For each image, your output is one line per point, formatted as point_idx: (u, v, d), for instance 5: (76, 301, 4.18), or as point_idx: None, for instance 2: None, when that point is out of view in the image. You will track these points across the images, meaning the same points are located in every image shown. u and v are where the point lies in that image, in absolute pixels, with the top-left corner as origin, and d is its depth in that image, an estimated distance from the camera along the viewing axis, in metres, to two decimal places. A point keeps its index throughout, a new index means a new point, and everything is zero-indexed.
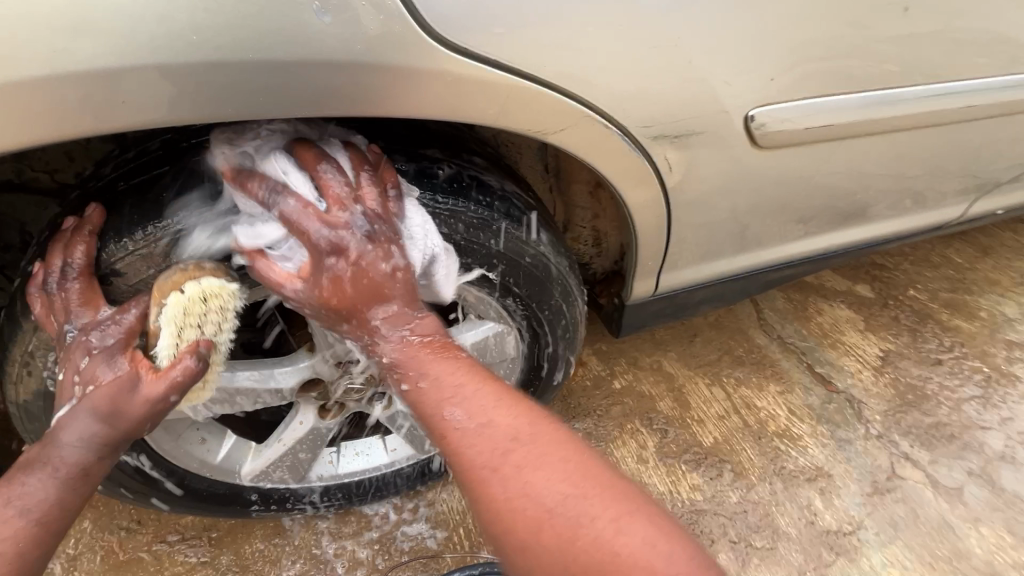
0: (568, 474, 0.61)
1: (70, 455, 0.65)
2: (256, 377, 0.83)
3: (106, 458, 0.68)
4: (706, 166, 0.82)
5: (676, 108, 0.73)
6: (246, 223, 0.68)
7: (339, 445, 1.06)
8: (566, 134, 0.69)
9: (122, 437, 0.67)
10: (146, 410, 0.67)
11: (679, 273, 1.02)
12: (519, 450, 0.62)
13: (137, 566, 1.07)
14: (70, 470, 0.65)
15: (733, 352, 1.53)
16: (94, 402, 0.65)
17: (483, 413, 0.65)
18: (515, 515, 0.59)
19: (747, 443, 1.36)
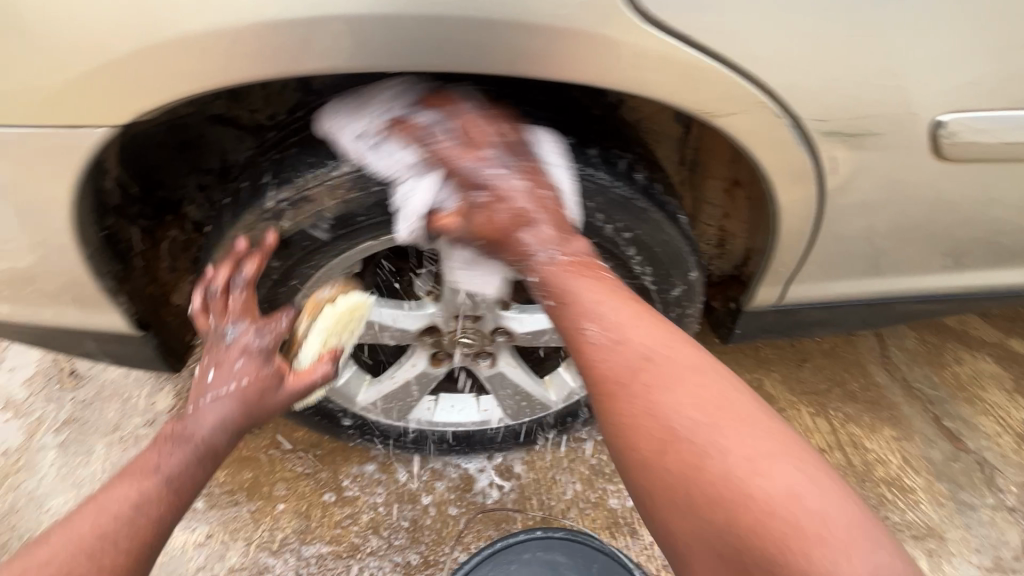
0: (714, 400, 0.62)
1: (205, 435, 0.71)
2: (386, 314, 0.90)
3: (234, 443, 0.75)
4: (873, 173, 0.76)
5: (855, 104, 0.69)
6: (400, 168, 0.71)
7: (437, 396, 1.14)
8: (735, 119, 0.68)
9: (254, 422, 0.75)
10: (281, 403, 0.76)
11: (812, 287, 0.96)
12: (663, 381, 0.63)
13: (255, 463, 1.23)
14: (199, 446, 0.71)
15: (846, 386, 1.41)
16: (233, 398, 0.72)
17: (606, 330, 0.66)
18: (660, 439, 0.61)
19: (848, 483, 1.26)
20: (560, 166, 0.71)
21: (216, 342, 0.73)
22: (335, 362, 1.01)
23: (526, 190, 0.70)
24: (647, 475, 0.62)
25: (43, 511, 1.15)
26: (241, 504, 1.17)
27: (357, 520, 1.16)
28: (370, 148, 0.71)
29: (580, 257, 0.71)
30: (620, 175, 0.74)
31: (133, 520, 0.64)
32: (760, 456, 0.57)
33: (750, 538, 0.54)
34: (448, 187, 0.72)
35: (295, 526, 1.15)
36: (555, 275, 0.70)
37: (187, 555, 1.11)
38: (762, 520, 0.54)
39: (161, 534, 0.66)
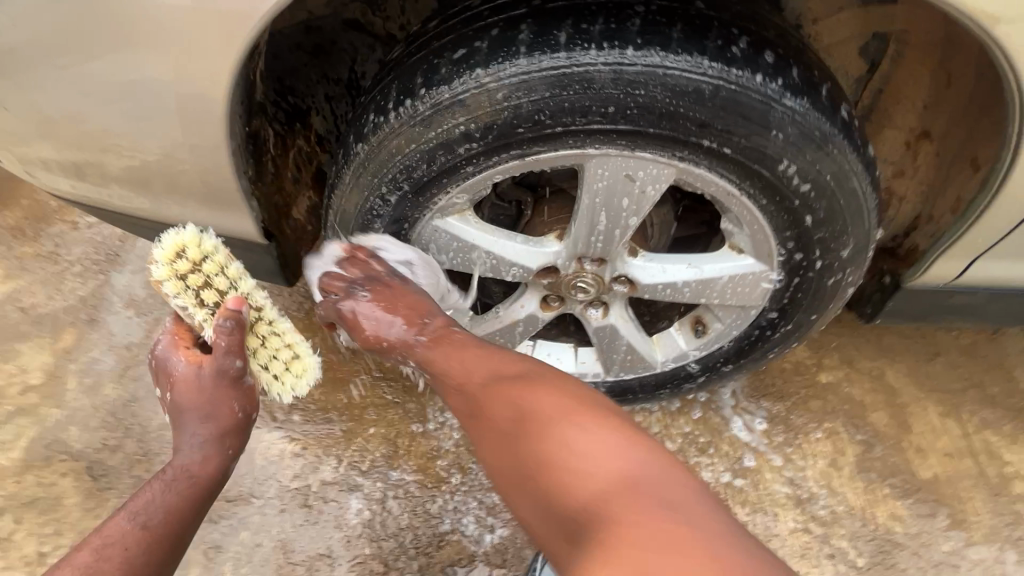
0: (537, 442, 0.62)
1: (184, 459, 0.72)
2: (503, 246, 0.82)
3: (212, 461, 0.73)
4: None
5: None
6: (560, 79, 0.57)
7: (535, 342, 1.06)
8: (1015, 28, 0.56)
9: (217, 430, 0.75)
10: (232, 389, 0.76)
11: (1000, 264, 0.82)
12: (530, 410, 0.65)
13: (346, 386, 1.24)
14: (175, 472, 0.71)
15: (987, 389, 1.24)
16: (183, 403, 0.75)
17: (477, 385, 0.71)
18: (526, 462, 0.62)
19: (979, 494, 1.11)
20: (757, 87, 0.58)
21: (158, 377, 0.79)
22: None
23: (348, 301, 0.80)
24: (535, 500, 0.61)
25: (158, 404, 1.23)
26: (333, 422, 1.20)
27: (442, 454, 1.15)
28: (523, 51, 0.57)
29: (443, 325, 0.79)
30: (822, 107, 0.61)
31: (111, 556, 0.61)
32: (607, 456, 0.58)
33: (592, 538, 0.53)
34: (370, 292, 0.79)
35: (383, 451, 1.16)
36: (425, 353, 0.77)
37: (283, 463, 1.15)
38: (605, 515, 0.53)
39: (157, 558, 0.64)
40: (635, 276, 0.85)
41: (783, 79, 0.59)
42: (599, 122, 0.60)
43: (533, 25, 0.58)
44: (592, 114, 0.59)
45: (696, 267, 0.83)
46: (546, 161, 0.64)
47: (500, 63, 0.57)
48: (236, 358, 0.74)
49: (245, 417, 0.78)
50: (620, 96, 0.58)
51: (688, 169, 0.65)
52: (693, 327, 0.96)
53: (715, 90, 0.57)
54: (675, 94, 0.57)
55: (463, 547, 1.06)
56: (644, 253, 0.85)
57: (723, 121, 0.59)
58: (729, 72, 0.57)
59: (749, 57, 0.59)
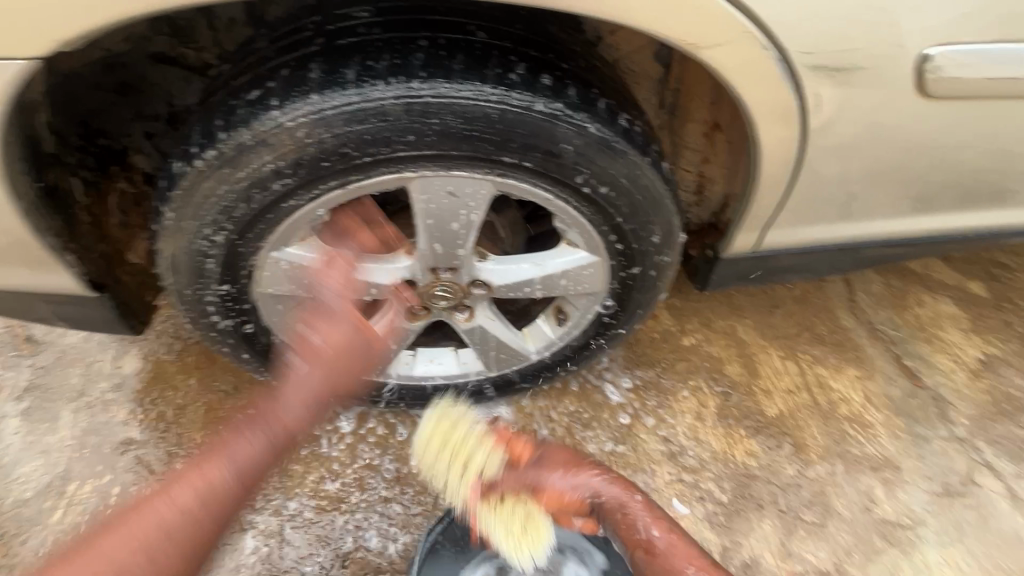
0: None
1: (266, 423, 0.83)
2: (356, 266, 0.86)
3: (286, 427, 0.83)
4: (861, 107, 0.77)
5: (843, 36, 0.70)
6: (356, 113, 0.64)
7: (416, 350, 1.11)
8: (721, 50, 0.69)
9: (311, 407, 0.84)
10: (336, 370, 0.85)
11: (784, 232, 0.99)
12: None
13: (230, 423, 1.20)
14: (252, 430, 0.82)
15: (815, 330, 1.45)
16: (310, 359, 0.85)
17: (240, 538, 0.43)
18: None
19: (814, 421, 1.31)
20: (537, 107, 0.67)
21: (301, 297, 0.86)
22: None
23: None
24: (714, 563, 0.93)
25: (10, 479, 1.12)
26: None
27: (339, 475, 1.15)
28: (313, 89, 0.63)
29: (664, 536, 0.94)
30: (601, 116, 0.70)
31: (186, 507, 0.77)
32: None
33: None
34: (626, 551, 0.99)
35: (276, 482, 1.14)
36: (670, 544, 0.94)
37: None
38: None
39: (210, 524, 0.78)
40: (488, 279, 0.90)
41: (560, 97, 0.68)
42: (403, 148, 0.67)
43: (321, 63, 0.65)
44: (393, 142, 0.67)
45: (540, 264, 0.90)
46: (366, 186, 0.70)
47: (302, 103, 0.64)
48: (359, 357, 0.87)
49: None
50: (417, 126, 0.66)
51: (502, 180, 0.73)
52: (556, 316, 1.02)
53: (498, 112, 0.66)
54: (464, 120, 0.66)
55: (368, 562, 1.07)
56: (494, 256, 0.90)
57: (512, 139, 0.68)
58: (509, 97, 0.66)
59: (528, 82, 0.67)
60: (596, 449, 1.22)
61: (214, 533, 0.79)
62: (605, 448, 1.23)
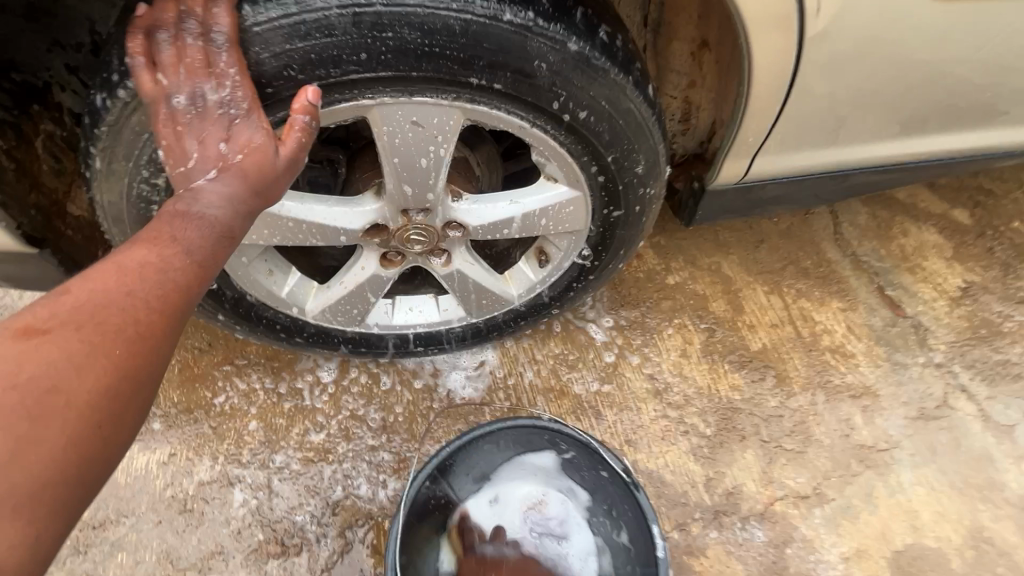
0: (200, 236, 0.57)
1: (179, 231, 0.56)
2: (322, 211, 0.82)
3: (198, 249, 0.56)
4: (860, 13, 0.71)
5: None
6: (302, 29, 0.60)
7: (395, 299, 1.07)
8: None
9: (219, 234, 0.59)
10: (239, 209, 0.60)
11: (774, 159, 0.94)
12: (171, 275, 0.54)
13: (208, 380, 1.17)
14: (164, 237, 0.55)
15: (800, 264, 1.44)
16: (210, 181, 0.58)
17: (223, 208, 0.58)
18: (154, 310, 0.52)
19: (797, 354, 1.32)
20: (506, 17, 0.61)
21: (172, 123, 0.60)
22: (274, 271, 0.93)
23: (233, 91, 0.59)
24: None
25: None
26: (201, 420, 1.14)
27: (323, 427, 1.14)
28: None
29: None
30: (577, 29, 0.64)
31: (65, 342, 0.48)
32: None
33: None
34: None
35: (260, 437, 1.13)
36: None
37: (151, 474, 1.09)
38: None
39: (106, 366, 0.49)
40: (464, 221, 0.86)
41: (531, 8, 0.62)
42: (357, 69, 0.62)
43: None
44: (344, 62, 0.61)
45: (518, 202, 0.85)
46: (318, 115, 0.66)
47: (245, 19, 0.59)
48: (255, 195, 0.60)
49: (293, 163, 0.62)
50: (369, 42, 0.61)
51: (470, 105, 0.68)
52: (537, 258, 0.99)
53: (458, 22, 0.60)
54: (422, 34, 0.61)
55: (358, 508, 1.08)
56: (469, 196, 0.85)
57: (478, 56, 0.63)
58: (473, 6, 0.60)
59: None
60: (582, 390, 1.22)
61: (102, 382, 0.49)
62: (590, 388, 1.22)
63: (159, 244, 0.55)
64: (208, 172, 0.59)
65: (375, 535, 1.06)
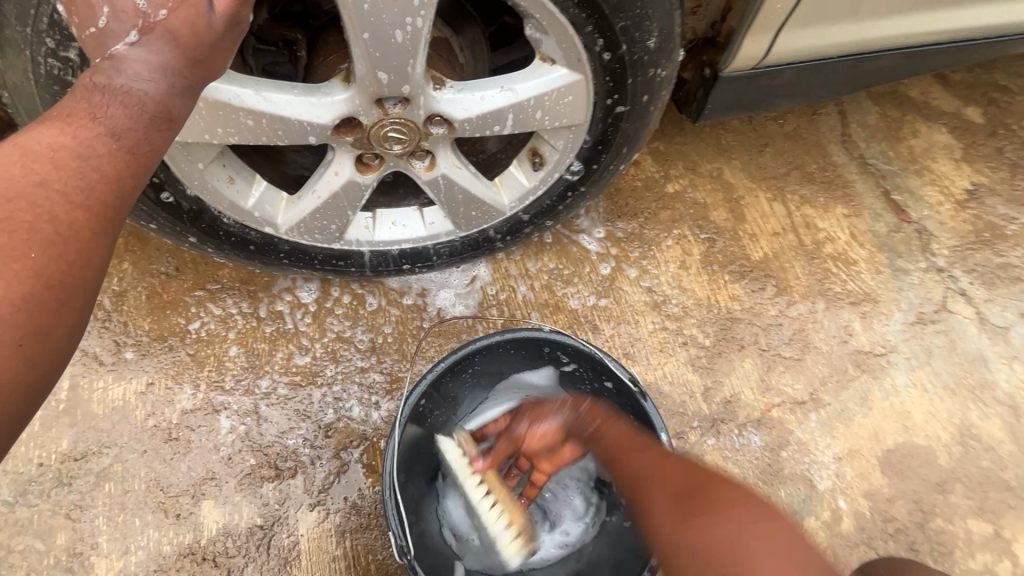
0: (124, 113, 0.47)
1: (101, 111, 0.47)
2: (285, 103, 0.70)
3: (128, 132, 0.47)
4: None
5: None
6: None
7: (376, 212, 0.98)
8: None
9: (149, 111, 0.48)
10: (172, 85, 0.49)
11: (797, 36, 0.84)
12: (94, 161, 0.46)
13: (180, 307, 1.09)
14: (83, 117, 0.46)
15: (805, 168, 1.36)
16: (129, 50, 0.48)
17: (152, 77, 0.48)
18: (71, 204, 0.44)
19: (798, 262, 1.27)
20: None
21: None
22: (236, 180, 0.83)
23: None
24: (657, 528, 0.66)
25: None
26: (177, 348, 1.07)
27: (309, 351, 1.09)
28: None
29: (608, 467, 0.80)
30: None
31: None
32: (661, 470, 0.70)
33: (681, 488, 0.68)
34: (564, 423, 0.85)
35: (242, 363, 1.07)
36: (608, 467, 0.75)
37: (130, 405, 1.04)
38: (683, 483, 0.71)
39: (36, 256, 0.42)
40: (450, 113, 0.75)
41: None
42: None
43: None
44: None
45: (511, 89, 0.74)
46: None
47: None
48: (191, 66, 0.50)
49: (233, 24, 0.52)
50: None
51: None
52: (531, 161, 0.89)
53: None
54: None
55: (352, 430, 1.05)
56: (453, 83, 0.74)
57: None
58: None
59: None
60: (578, 305, 1.17)
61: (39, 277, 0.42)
62: (587, 303, 1.18)
63: (76, 125, 0.46)
64: (128, 36, 0.48)
65: (371, 455, 1.04)
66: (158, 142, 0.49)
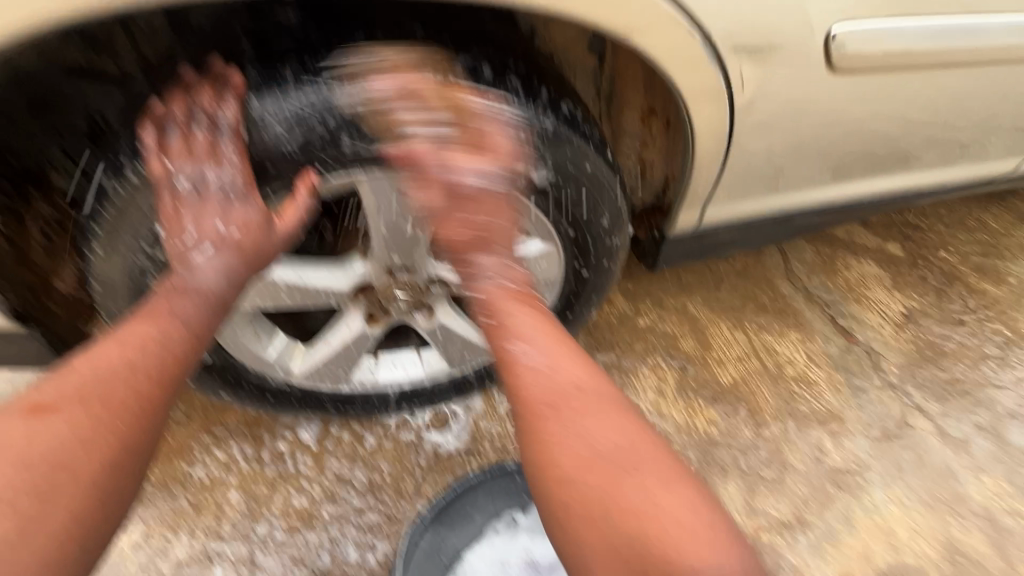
0: (195, 309, 0.69)
1: (178, 307, 0.68)
2: (312, 273, 0.86)
3: (195, 322, 0.68)
4: (777, 85, 0.81)
5: (756, 18, 0.72)
6: (299, 113, 0.68)
7: (378, 356, 1.09)
8: (648, 35, 0.70)
9: (214, 304, 0.70)
10: (231, 282, 0.72)
11: (723, 207, 1.05)
12: (170, 348, 0.66)
13: (186, 452, 1.14)
14: (164, 313, 0.68)
15: (758, 300, 1.54)
16: (209, 261, 0.70)
17: (217, 282, 0.70)
18: (150, 383, 0.64)
19: (764, 385, 1.39)
20: (480, 100, 0.72)
21: (176, 204, 0.70)
22: (260, 334, 0.95)
23: (232, 174, 0.70)
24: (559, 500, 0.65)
25: None
26: (178, 495, 1.10)
27: (308, 492, 1.12)
28: (252, 92, 0.68)
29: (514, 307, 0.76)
30: (543, 107, 0.75)
31: (90, 398, 0.60)
32: (607, 437, 0.65)
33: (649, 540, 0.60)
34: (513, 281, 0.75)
35: (241, 508, 1.10)
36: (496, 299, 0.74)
37: (125, 558, 1.04)
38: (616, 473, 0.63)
39: (127, 421, 0.61)
40: (446, 275, 0.91)
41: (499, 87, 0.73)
42: (354, 141, 0.70)
43: (265, 68, 0.69)
44: (338, 137, 0.70)
45: None
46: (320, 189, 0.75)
47: (257, 108, 0.68)
48: (247, 269, 0.72)
49: (289, 236, 0.73)
50: (358, 120, 0.69)
51: None
52: None
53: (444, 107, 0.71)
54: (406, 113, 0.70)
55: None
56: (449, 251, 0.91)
57: (458, 130, 0.72)
58: (452, 87, 0.70)
59: (467, 74, 0.73)
60: None
61: (125, 437, 0.61)
62: None
63: (159, 320, 0.67)
64: (205, 247, 0.70)
65: None
66: (215, 324, 0.71)
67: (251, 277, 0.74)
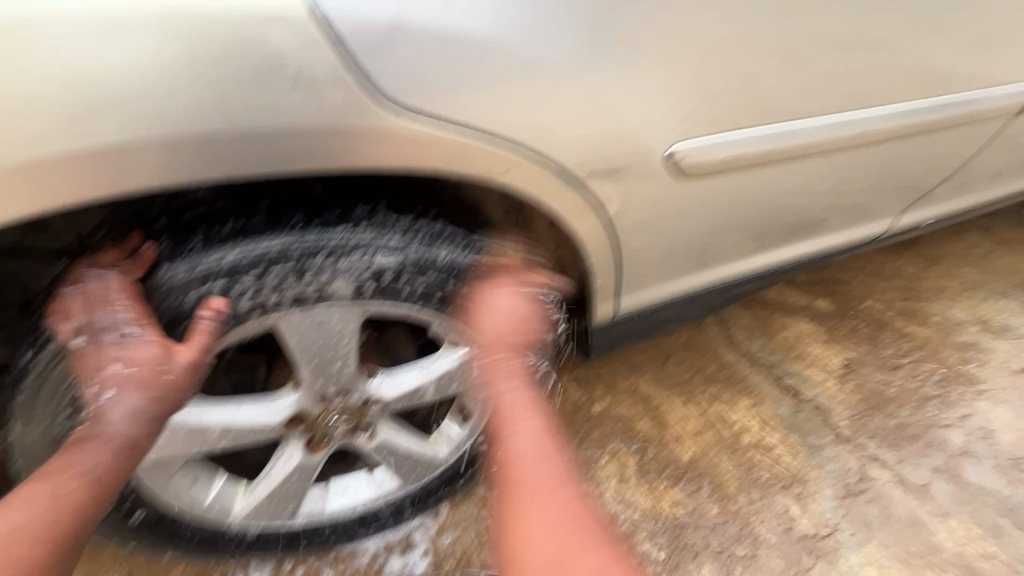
0: (93, 456, 0.74)
1: (79, 456, 0.74)
2: (247, 412, 0.88)
3: (94, 468, 0.74)
4: (642, 195, 0.92)
5: (605, 149, 0.82)
6: (209, 274, 0.73)
7: (327, 482, 1.08)
8: (510, 174, 0.77)
9: (120, 445, 0.75)
10: (139, 418, 0.75)
11: (640, 294, 1.12)
12: (65, 500, 0.72)
13: None
14: (64, 465, 0.73)
15: (706, 370, 1.58)
16: (116, 405, 0.75)
17: (123, 423, 0.75)
18: (37, 557, 0.69)
19: (724, 456, 1.40)
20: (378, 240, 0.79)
21: (81, 357, 0.75)
22: (198, 480, 0.94)
23: (122, 318, 0.73)
24: None
25: None
26: None
27: None
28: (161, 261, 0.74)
29: None
30: (439, 235, 0.83)
31: None
32: None
33: None
34: None
35: None
36: None
37: None
38: None
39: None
40: (381, 395, 0.94)
41: (395, 226, 0.81)
42: (264, 293, 0.76)
43: (169, 239, 0.75)
44: (249, 292, 0.75)
45: (426, 368, 0.96)
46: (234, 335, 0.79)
47: (170, 276, 0.73)
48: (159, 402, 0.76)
49: (187, 366, 0.76)
50: (266, 274, 0.75)
51: (362, 303, 0.83)
52: (460, 413, 1.06)
53: (345, 254, 0.77)
54: (309, 262, 0.76)
55: None
56: (381, 371, 0.95)
57: (363, 269, 0.79)
58: (351, 232, 0.78)
59: (365, 217, 0.79)
60: None
61: None
62: None
63: (58, 472, 0.73)
64: (110, 392, 0.75)
65: None
66: (123, 461, 0.76)
67: (162, 411, 0.77)
